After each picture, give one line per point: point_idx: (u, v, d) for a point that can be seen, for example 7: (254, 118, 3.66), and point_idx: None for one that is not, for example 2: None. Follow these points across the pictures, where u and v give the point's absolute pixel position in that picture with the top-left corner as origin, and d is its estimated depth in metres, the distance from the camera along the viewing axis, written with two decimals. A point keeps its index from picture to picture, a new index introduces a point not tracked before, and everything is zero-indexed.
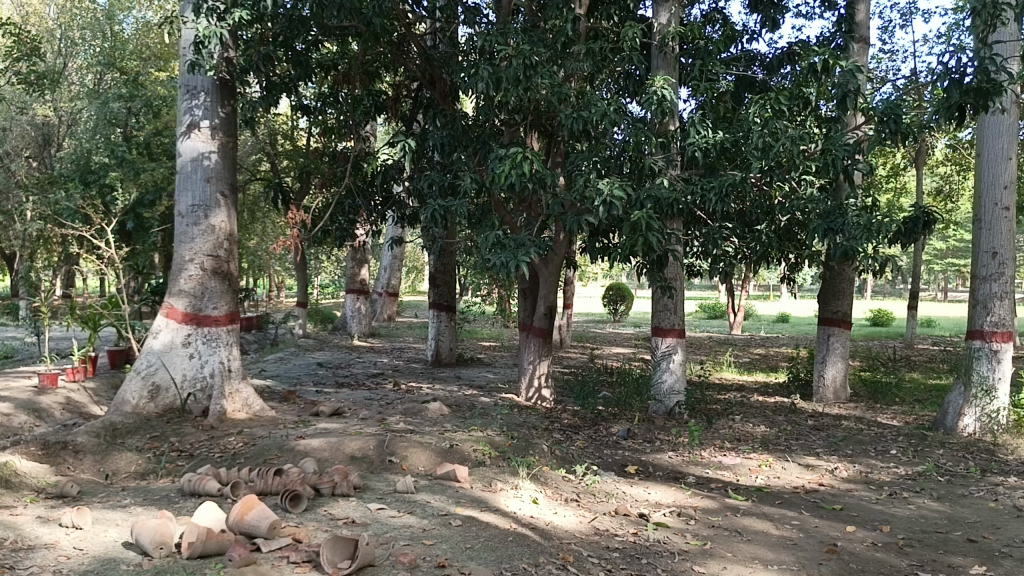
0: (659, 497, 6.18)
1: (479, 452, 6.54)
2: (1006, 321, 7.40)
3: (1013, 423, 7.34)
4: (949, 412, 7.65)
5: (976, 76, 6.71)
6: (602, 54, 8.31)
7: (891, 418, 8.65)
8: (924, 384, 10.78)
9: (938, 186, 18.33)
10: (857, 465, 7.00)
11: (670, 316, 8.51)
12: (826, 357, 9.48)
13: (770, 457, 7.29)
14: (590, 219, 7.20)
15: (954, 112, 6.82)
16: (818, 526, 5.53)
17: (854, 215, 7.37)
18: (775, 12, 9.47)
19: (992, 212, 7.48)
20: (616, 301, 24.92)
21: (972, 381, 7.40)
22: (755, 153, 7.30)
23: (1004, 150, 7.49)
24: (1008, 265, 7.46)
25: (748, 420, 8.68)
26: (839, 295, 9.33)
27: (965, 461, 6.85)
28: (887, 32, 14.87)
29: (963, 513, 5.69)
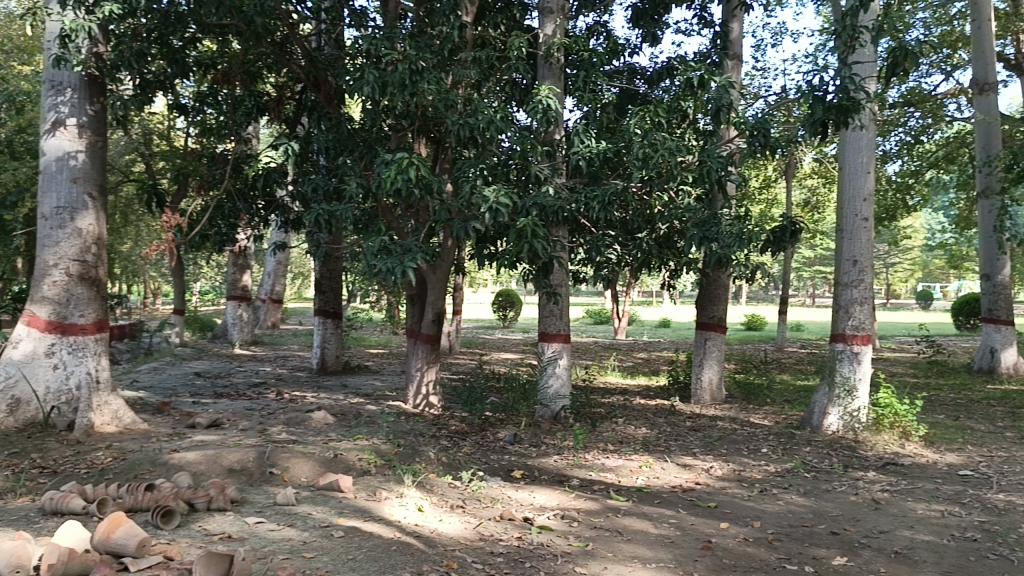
0: (544, 500, 6.25)
1: (364, 461, 6.47)
2: (865, 324, 7.84)
3: (872, 420, 7.81)
4: (816, 412, 8.06)
5: (839, 93, 7.11)
6: (489, 62, 8.37)
7: (762, 418, 9.06)
8: (793, 385, 11.38)
9: (807, 198, 19.39)
10: (732, 464, 7.29)
11: (556, 322, 8.62)
12: (703, 360, 9.84)
13: (650, 457, 7.52)
14: (477, 225, 7.23)
15: (818, 127, 7.21)
16: (694, 524, 5.72)
17: (727, 224, 7.72)
18: (655, 28, 9.80)
19: (853, 222, 7.92)
20: (505, 308, 25.06)
21: (836, 381, 7.85)
22: (636, 163, 7.51)
23: (864, 164, 7.95)
24: (867, 272, 7.92)
25: (630, 422, 8.93)
26: (715, 301, 9.70)
27: (829, 458, 7.24)
28: (760, 50, 15.59)
29: (827, 507, 6.01)
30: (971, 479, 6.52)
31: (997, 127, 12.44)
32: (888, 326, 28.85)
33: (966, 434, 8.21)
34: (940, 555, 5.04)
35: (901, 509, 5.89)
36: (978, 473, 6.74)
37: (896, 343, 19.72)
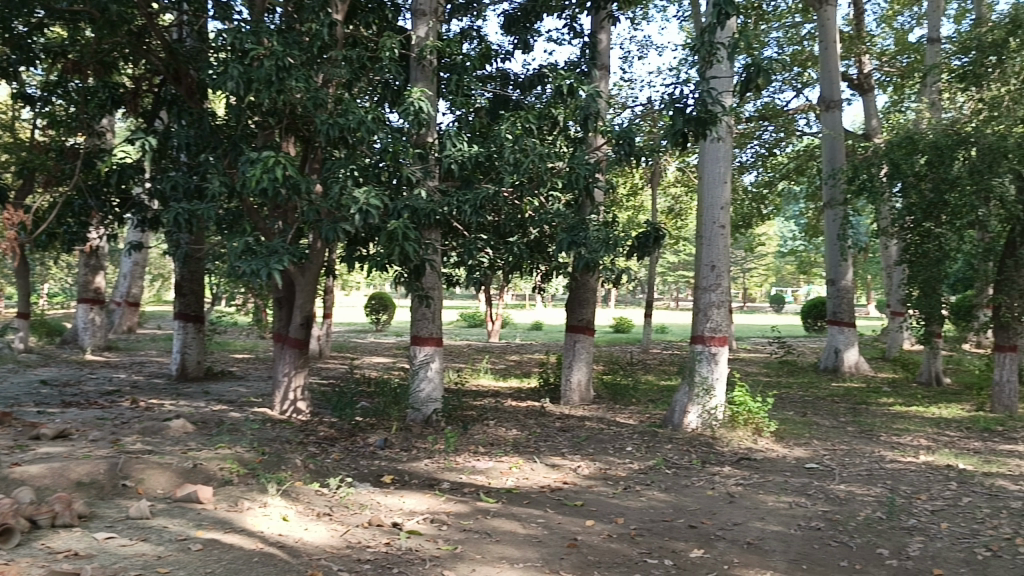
0: (414, 504, 6.21)
1: (225, 470, 6.25)
2: (722, 326, 8.23)
3: (729, 417, 8.21)
4: (676, 411, 8.39)
5: (698, 106, 7.44)
6: (360, 61, 8.26)
7: (628, 417, 9.35)
8: (657, 385, 11.80)
9: (670, 205, 20.16)
10: (597, 463, 7.48)
11: (429, 325, 8.58)
12: (572, 362, 10.04)
13: (520, 459, 7.60)
14: (346, 227, 7.09)
15: (679, 137, 7.52)
16: (561, 523, 5.83)
17: (594, 230, 7.92)
18: (527, 35, 9.94)
19: (711, 229, 8.30)
20: (377, 311, 24.72)
21: (695, 381, 8.20)
22: (507, 168, 7.59)
23: (722, 174, 8.34)
24: (723, 276, 8.32)
25: (501, 424, 9.01)
26: (584, 304, 9.93)
27: (689, 454, 7.55)
28: (627, 61, 16.07)
29: (686, 502, 6.26)
30: (816, 472, 6.97)
31: (841, 142, 13.30)
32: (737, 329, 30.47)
33: (812, 429, 8.76)
34: (789, 544, 5.35)
35: (753, 501, 6.22)
36: (823, 465, 7.20)
37: (750, 343, 21.04)
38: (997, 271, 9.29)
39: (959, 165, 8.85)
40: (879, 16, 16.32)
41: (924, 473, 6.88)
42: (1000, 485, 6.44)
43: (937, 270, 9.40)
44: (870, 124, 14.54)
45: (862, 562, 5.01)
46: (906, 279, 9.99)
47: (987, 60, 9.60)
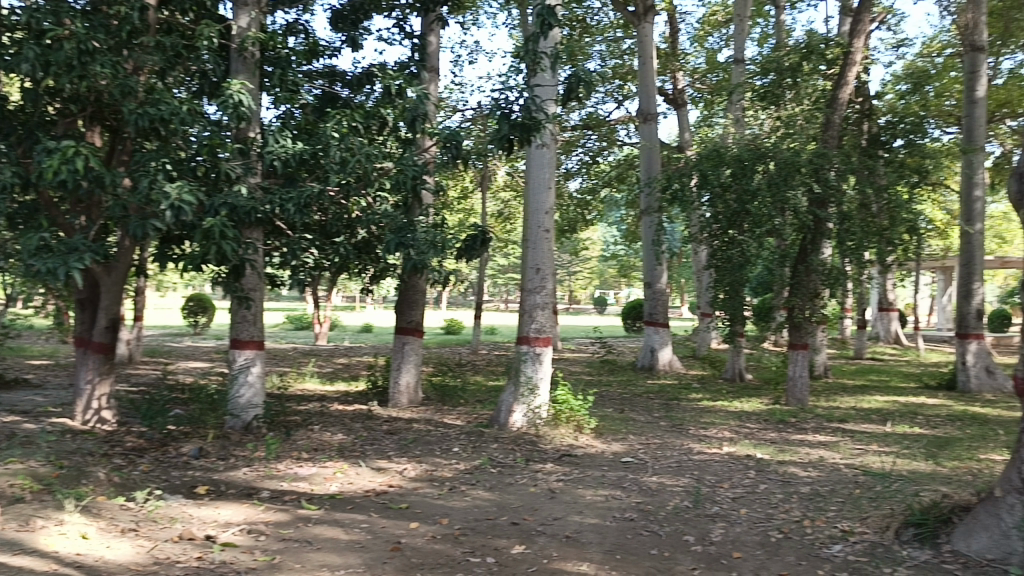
0: (230, 515, 5.94)
1: (16, 488, 5.71)
2: (546, 328, 8.47)
3: (552, 416, 8.45)
4: (502, 410, 8.51)
5: (522, 112, 7.61)
6: (175, 50, 7.81)
7: (455, 418, 9.42)
8: (484, 385, 11.96)
9: (498, 208, 20.49)
10: (424, 464, 7.47)
11: (249, 328, 8.23)
12: (401, 364, 9.99)
13: (345, 464, 7.46)
14: (157, 224, 6.66)
15: (504, 142, 7.65)
16: (384, 527, 5.77)
17: (421, 231, 7.92)
18: (357, 33, 9.77)
19: (537, 233, 8.52)
20: (196, 313, 23.45)
21: (521, 381, 8.40)
22: (333, 167, 7.43)
23: (547, 180, 8.59)
24: (548, 279, 8.55)
25: (326, 429, 8.81)
26: (413, 305, 9.88)
27: (513, 453, 7.70)
28: (457, 65, 16.17)
29: (509, 500, 6.39)
30: (632, 465, 7.32)
31: (657, 153, 13.98)
32: (563, 331, 31.38)
33: (629, 425, 9.19)
34: (604, 535, 5.58)
35: (573, 496, 6.44)
36: (638, 459, 7.56)
37: (574, 343, 21.79)
38: (791, 275, 10.11)
39: (758, 178, 9.61)
40: (691, 35, 17.42)
41: (727, 463, 7.39)
42: (792, 472, 7.03)
43: (739, 275, 10.11)
44: (683, 137, 15.41)
45: (671, 549, 5.30)
46: (714, 282, 10.72)
47: (784, 82, 10.55)
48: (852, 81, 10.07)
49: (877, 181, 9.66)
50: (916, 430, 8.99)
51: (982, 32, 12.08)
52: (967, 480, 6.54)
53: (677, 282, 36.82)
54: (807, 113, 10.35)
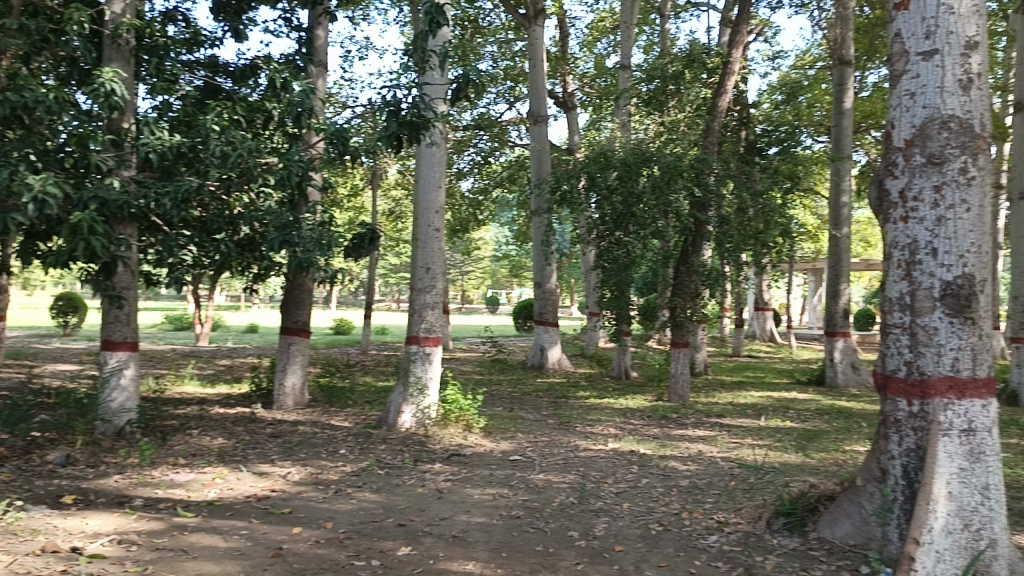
0: (99, 525, 5.64)
1: None
2: (436, 327, 8.44)
3: (441, 416, 8.44)
4: (391, 411, 8.42)
5: (411, 110, 7.56)
6: (41, 34, 7.35)
7: (343, 419, 9.26)
8: (373, 386, 11.81)
9: (389, 207, 20.28)
10: (309, 468, 7.31)
11: (122, 328, 7.85)
12: (286, 366, 9.75)
13: (225, 469, 7.21)
14: (19, 217, 6.24)
15: (393, 140, 7.55)
16: (266, 533, 5.61)
17: (307, 229, 7.73)
18: (241, 24, 9.47)
19: (427, 232, 8.49)
20: (66, 313, 22.17)
21: (410, 381, 8.33)
22: (213, 161, 7.16)
23: (437, 179, 8.56)
24: (438, 278, 8.52)
25: (206, 433, 8.48)
26: (299, 305, 9.72)
27: (401, 454, 7.63)
28: (347, 61, 15.90)
29: (395, 501, 6.33)
30: (519, 463, 7.38)
31: (547, 154, 14.15)
32: (455, 330, 31.37)
33: (518, 423, 9.27)
34: (490, 534, 5.61)
35: (460, 495, 6.43)
36: (525, 457, 7.64)
37: (465, 343, 21.79)
38: (674, 275, 10.45)
39: (643, 181, 9.87)
40: (581, 40, 17.75)
41: (611, 459, 7.56)
42: (672, 466, 7.27)
43: (626, 274, 10.43)
44: (572, 140, 15.66)
45: (555, 545, 5.38)
46: (600, 282, 10.98)
47: (668, 89, 10.86)
48: (730, 90, 10.48)
49: (754, 187, 10.11)
50: (788, 424, 9.45)
51: (848, 47, 12.75)
52: (832, 471, 6.92)
53: (567, 282, 37.45)
54: (689, 119, 10.71)
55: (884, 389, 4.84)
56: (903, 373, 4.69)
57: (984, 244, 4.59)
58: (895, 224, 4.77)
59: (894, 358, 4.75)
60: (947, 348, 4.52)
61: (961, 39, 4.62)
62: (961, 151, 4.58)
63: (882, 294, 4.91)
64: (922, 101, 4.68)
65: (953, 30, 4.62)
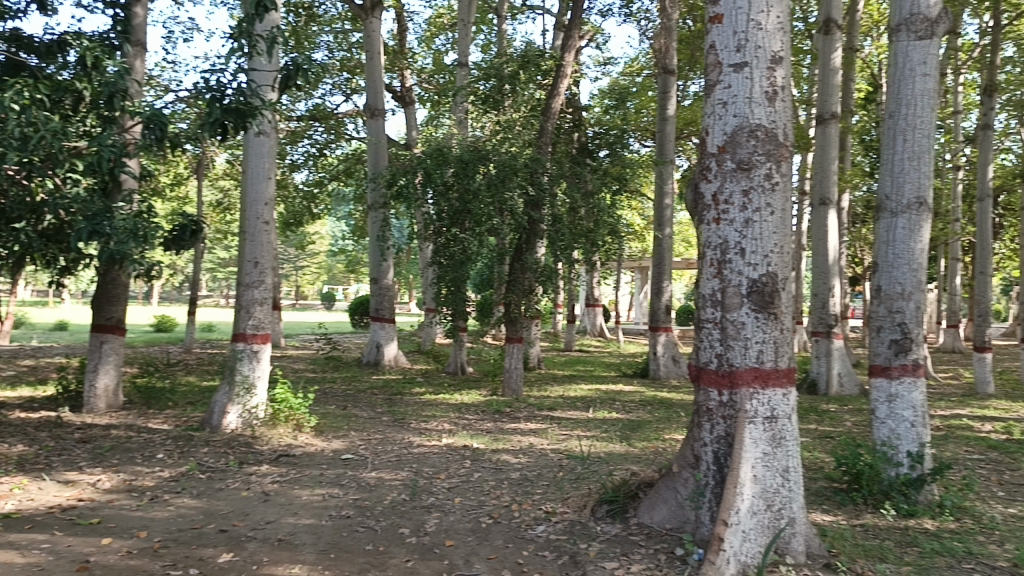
0: None
1: None
2: (264, 324, 8.15)
3: (269, 416, 8.15)
4: (215, 411, 8.02)
5: (234, 98, 7.08)
6: None
7: (162, 422, 8.75)
8: (197, 386, 11.24)
9: (218, 198, 19.37)
10: (122, 474, 6.84)
11: None
12: (98, 366, 9.08)
13: (24, 478, 6.61)
14: None
15: (216, 128, 7.05)
16: (70, 545, 5.20)
17: (121, 220, 7.20)
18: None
19: (255, 225, 8.17)
20: None
21: (236, 380, 7.98)
22: (11, 143, 6.50)
23: (266, 170, 8.26)
24: (266, 273, 8.22)
25: (3, 441, 7.74)
26: (113, 301, 9.12)
27: (225, 456, 7.29)
28: (170, 42, 14.98)
29: (218, 506, 6.05)
30: (351, 462, 7.25)
31: (383, 148, 13.99)
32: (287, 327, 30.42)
33: (351, 421, 9.11)
34: (318, 535, 5.47)
35: (287, 497, 6.24)
36: (357, 455, 7.52)
37: (298, 341, 21.15)
38: (509, 272, 10.62)
39: (479, 178, 9.95)
40: (419, 36, 17.69)
41: (444, 454, 7.58)
42: (504, 459, 7.38)
43: (461, 271, 10.56)
44: (410, 135, 15.57)
45: (385, 543, 5.32)
46: (437, 278, 11.00)
47: (504, 88, 11.01)
48: (563, 92, 10.78)
49: (584, 187, 10.51)
50: (614, 415, 9.85)
51: (671, 57, 13.40)
52: (653, 459, 7.27)
53: (402, 278, 37.22)
54: (524, 120, 10.89)
55: (697, 380, 5.12)
56: (714, 365, 4.97)
57: (785, 245, 4.96)
58: (709, 226, 5.05)
59: (707, 350, 5.03)
60: (753, 341, 4.85)
61: (767, 54, 4.97)
62: (766, 159, 4.93)
63: (696, 291, 5.18)
64: (733, 110, 4.99)
65: (760, 44, 4.97)
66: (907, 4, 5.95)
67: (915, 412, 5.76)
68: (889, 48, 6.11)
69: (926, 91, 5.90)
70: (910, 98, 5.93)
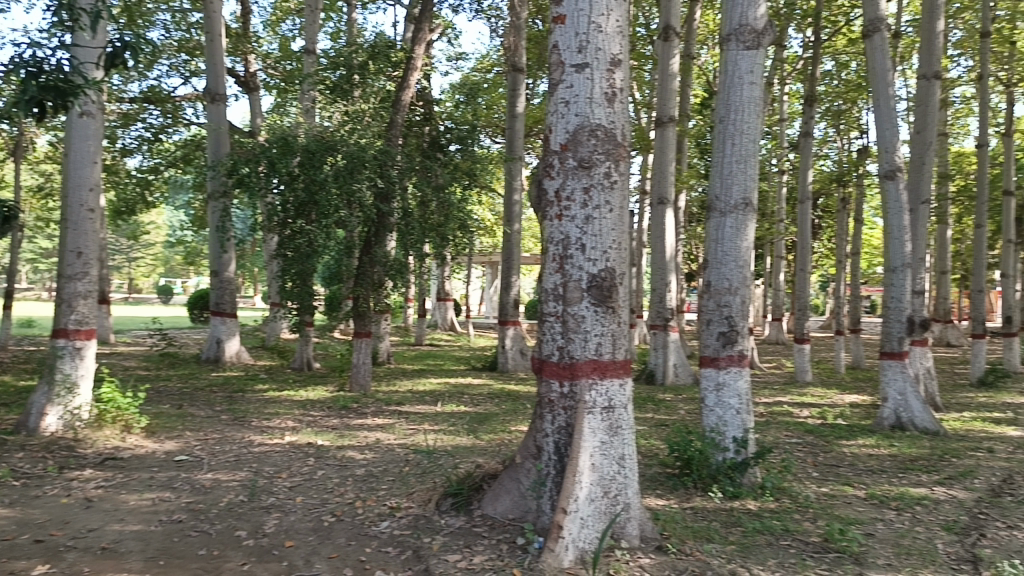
0: None
1: None
2: (88, 319, 7.61)
3: (94, 417, 7.62)
4: (31, 414, 7.37)
5: (53, 74, 6.37)
6: None
7: None
8: (11, 386, 10.35)
9: (38, 182, 17.91)
10: None
11: None
12: None
13: None
14: None
15: (32, 108, 6.30)
16: None
17: None
18: None
19: (78, 212, 7.62)
20: None
21: (56, 380, 7.40)
22: None
23: (91, 154, 7.73)
24: (91, 265, 7.68)
25: None
26: None
27: (43, 462, 6.75)
28: None
29: (33, 515, 5.59)
30: (185, 464, 6.91)
31: (224, 135, 13.40)
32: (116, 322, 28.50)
33: (186, 421, 8.67)
34: (147, 542, 5.18)
35: (113, 503, 5.86)
36: (193, 456, 7.18)
37: (130, 336, 19.91)
38: (357, 265, 10.45)
39: (326, 169, 9.72)
40: (264, 19, 17.09)
41: (287, 453, 7.37)
42: (349, 456, 7.26)
43: (307, 264, 10.27)
44: (254, 123, 15.01)
45: (220, 547, 5.11)
46: (281, 271, 10.67)
47: (353, 78, 10.80)
48: (413, 85, 10.74)
49: (434, 181, 10.51)
50: (462, 409, 9.91)
51: (520, 55, 13.61)
52: (497, 451, 7.37)
53: (245, 271, 35.82)
54: (373, 112, 10.73)
55: (539, 372, 5.21)
56: (555, 357, 5.08)
57: (623, 241, 5.15)
58: (551, 221, 5.16)
59: (549, 343, 5.13)
60: (592, 334, 5.00)
61: (606, 56, 5.13)
62: (605, 158, 5.10)
63: (539, 284, 5.28)
64: (575, 109, 5.12)
65: (601, 47, 5.12)
66: (736, 15, 6.31)
67: (740, 400, 6.14)
68: (719, 56, 6.46)
69: (752, 98, 6.28)
70: (739, 104, 6.30)
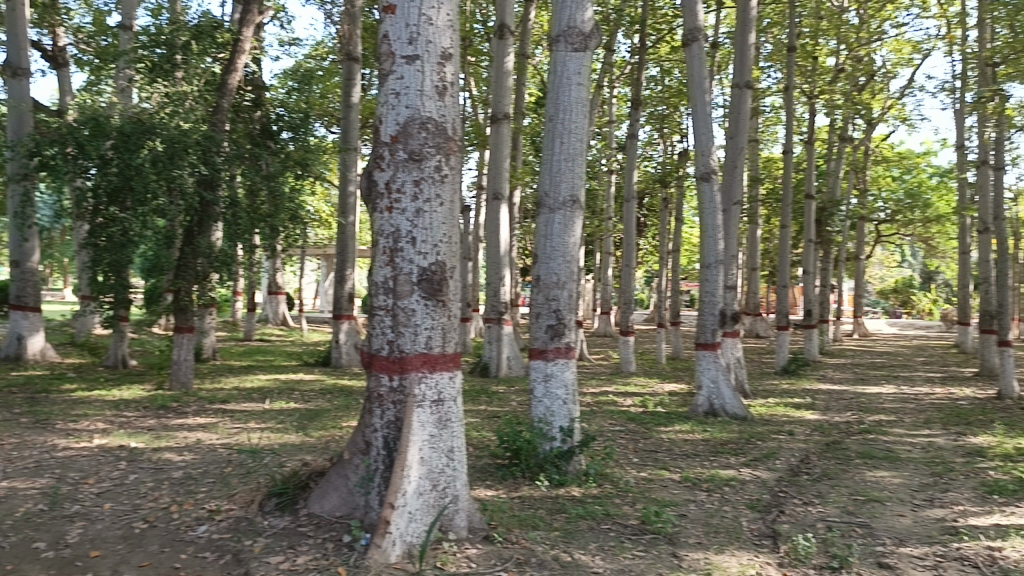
0: None
1: None
2: None
3: None
4: None
5: None
6: None
7: None
8: None
9: None
10: None
11: None
12: None
13: None
14: None
15: None
16: None
17: None
18: None
19: None
20: None
21: None
22: None
23: None
24: None
25: None
26: None
27: None
28: None
29: None
30: None
31: (28, 113, 12.30)
32: None
33: None
34: None
35: None
36: None
37: None
38: (179, 257, 9.96)
39: (143, 153, 9.11)
40: None
41: (95, 456, 6.87)
42: (165, 458, 6.88)
43: (122, 254, 9.64)
44: (62, 101, 13.89)
45: (14, 561, 4.70)
46: (93, 262, 9.96)
47: (175, 58, 10.20)
48: (240, 70, 10.34)
49: (262, 170, 10.22)
50: (291, 405, 9.64)
51: (355, 44, 13.39)
52: (325, 448, 7.21)
53: (51, 263, 32.99)
54: (197, 95, 10.19)
55: (369, 366, 5.13)
56: (385, 351, 5.02)
57: (453, 235, 5.17)
58: (381, 214, 5.09)
59: (378, 337, 5.05)
60: (422, 328, 4.99)
61: (437, 49, 5.13)
62: (436, 151, 5.09)
63: (369, 278, 5.19)
64: (405, 101, 5.08)
65: (430, 39, 5.11)
66: (565, 17, 6.48)
67: (566, 390, 6.34)
68: (549, 55, 6.61)
69: (579, 99, 6.49)
70: (567, 105, 6.48)
